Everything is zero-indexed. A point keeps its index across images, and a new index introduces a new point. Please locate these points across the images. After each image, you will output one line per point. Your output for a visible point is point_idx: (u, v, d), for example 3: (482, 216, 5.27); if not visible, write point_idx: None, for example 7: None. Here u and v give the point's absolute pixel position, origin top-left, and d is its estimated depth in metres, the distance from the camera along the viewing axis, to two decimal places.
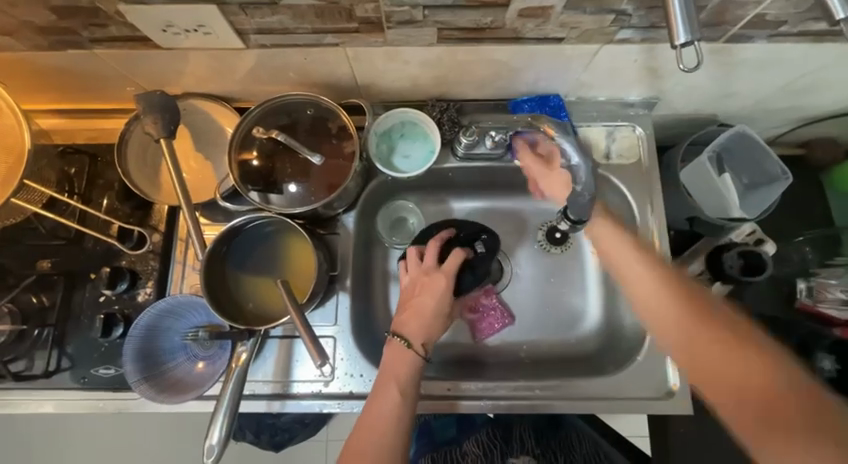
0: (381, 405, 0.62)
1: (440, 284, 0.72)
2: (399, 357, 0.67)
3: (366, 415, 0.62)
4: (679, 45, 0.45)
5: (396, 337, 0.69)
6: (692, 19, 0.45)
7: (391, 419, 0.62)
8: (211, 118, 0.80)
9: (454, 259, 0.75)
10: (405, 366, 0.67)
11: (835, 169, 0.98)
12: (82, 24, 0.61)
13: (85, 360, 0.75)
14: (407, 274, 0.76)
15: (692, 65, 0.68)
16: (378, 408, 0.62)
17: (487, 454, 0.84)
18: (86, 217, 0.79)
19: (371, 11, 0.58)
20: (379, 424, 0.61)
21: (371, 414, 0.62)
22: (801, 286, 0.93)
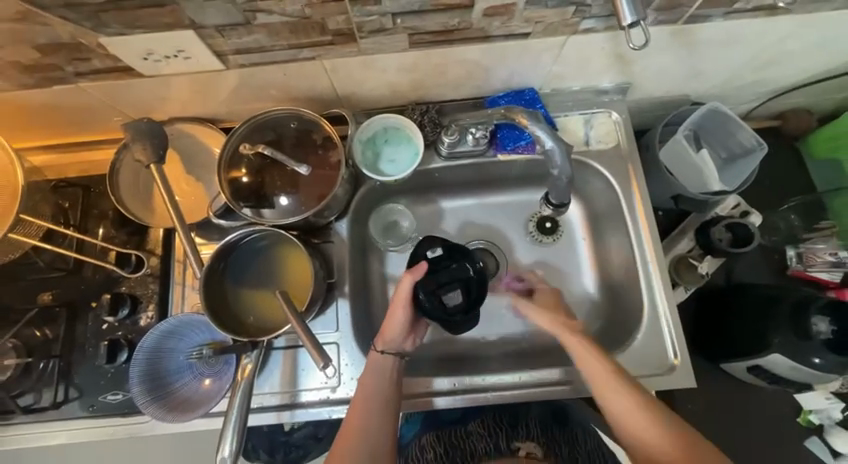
0: (364, 414, 0.69)
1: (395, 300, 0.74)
2: (377, 367, 0.72)
3: (350, 421, 0.69)
4: (627, 25, 0.51)
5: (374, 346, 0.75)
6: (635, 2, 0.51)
7: (376, 422, 0.69)
8: (199, 140, 0.82)
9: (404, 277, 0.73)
10: (386, 374, 0.72)
11: (810, 136, 1.00)
12: (66, 59, 0.63)
13: (92, 388, 0.76)
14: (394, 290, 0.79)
15: (640, 42, 0.70)
16: (361, 417, 0.69)
17: (492, 434, 0.79)
18: (83, 247, 0.80)
19: (342, 23, 0.60)
20: (363, 431, 0.68)
21: (353, 421, 0.69)
22: (791, 253, 0.97)
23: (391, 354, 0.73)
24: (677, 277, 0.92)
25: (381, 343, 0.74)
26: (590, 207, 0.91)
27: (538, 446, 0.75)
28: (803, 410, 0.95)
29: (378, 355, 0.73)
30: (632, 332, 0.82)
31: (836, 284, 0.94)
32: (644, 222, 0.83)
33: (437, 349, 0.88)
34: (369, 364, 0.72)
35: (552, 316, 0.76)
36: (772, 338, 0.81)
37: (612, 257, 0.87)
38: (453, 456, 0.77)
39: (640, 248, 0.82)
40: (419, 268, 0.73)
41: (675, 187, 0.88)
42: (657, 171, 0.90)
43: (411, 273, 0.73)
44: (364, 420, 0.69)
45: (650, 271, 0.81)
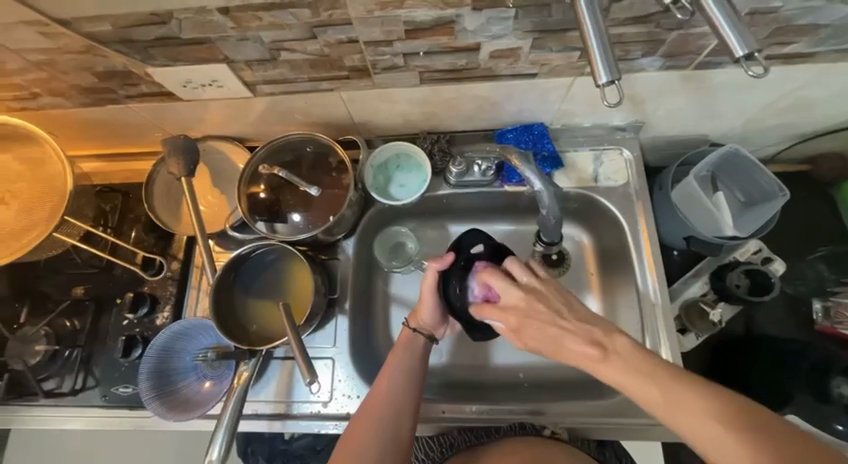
0: (390, 379, 0.70)
1: (426, 287, 0.74)
2: (407, 342, 0.75)
3: (378, 386, 0.70)
4: (601, 85, 0.43)
5: (407, 327, 0.76)
6: (611, 61, 0.43)
7: (401, 386, 0.70)
8: (226, 156, 0.89)
9: (430, 275, 0.73)
10: (416, 349, 0.74)
11: (843, 184, 0.94)
12: (118, 84, 0.72)
13: (107, 379, 0.82)
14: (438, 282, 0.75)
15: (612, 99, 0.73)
16: (389, 380, 0.70)
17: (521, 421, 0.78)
18: (116, 247, 0.88)
19: (358, 61, 0.66)
20: (390, 397, 0.69)
21: (380, 386, 0.70)
22: (816, 306, 0.89)
23: (423, 334, 0.76)
24: (688, 322, 0.88)
25: (415, 320, 0.76)
26: (598, 241, 0.90)
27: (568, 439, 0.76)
28: None
29: (411, 332, 0.76)
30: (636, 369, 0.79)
31: None
32: (651, 261, 0.81)
33: (433, 373, 0.89)
34: (401, 338, 0.75)
35: (543, 331, 0.62)
36: (793, 394, 0.82)
37: (618, 293, 0.86)
38: (478, 432, 0.78)
39: (644, 288, 0.80)
40: (446, 258, 0.72)
41: (686, 228, 0.85)
42: (670, 212, 0.87)
43: (436, 262, 0.73)
44: (399, 386, 0.70)
45: (655, 314, 0.79)
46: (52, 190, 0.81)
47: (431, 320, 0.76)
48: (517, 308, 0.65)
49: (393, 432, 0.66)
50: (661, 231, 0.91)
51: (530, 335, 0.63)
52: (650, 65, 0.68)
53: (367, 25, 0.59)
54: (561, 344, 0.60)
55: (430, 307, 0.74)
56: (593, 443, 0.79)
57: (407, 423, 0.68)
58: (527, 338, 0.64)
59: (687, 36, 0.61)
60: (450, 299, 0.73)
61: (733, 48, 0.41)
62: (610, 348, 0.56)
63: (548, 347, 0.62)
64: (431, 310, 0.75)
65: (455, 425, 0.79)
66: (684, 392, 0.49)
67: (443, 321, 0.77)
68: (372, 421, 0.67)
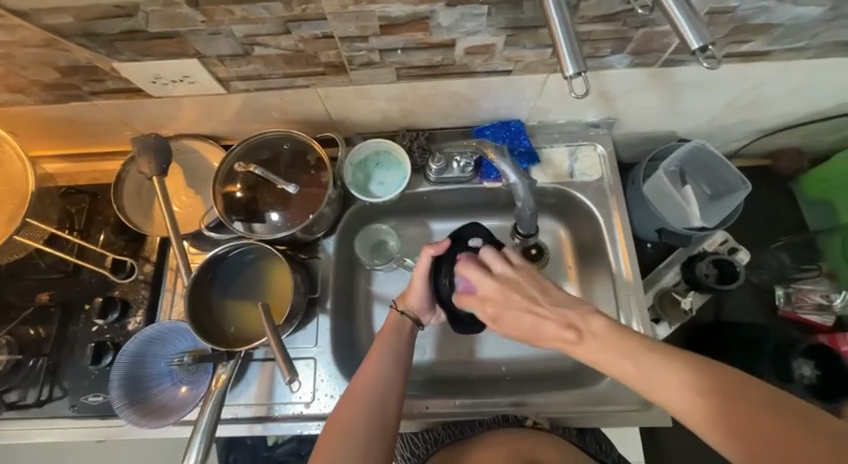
0: (379, 360, 0.70)
1: (420, 274, 0.74)
2: (396, 324, 0.75)
3: (366, 368, 0.70)
4: (569, 77, 0.45)
5: (396, 310, 0.76)
6: (578, 53, 0.44)
7: (389, 367, 0.70)
8: (201, 155, 0.87)
9: (425, 259, 0.73)
10: (405, 332, 0.74)
11: (803, 177, 0.99)
12: (83, 80, 0.69)
13: (76, 388, 0.78)
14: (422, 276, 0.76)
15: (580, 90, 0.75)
16: (378, 361, 0.70)
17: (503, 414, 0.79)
18: (84, 251, 0.85)
19: (333, 56, 0.65)
20: (379, 376, 0.68)
21: (368, 368, 0.69)
22: (779, 292, 0.94)
23: (410, 318, 0.76)
24: (661, 312, 0.91)
25: (403, 303, 0.76)
26: (576, 235, 0.92)
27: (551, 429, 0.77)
28: None
29: (399, 314, 0.76)
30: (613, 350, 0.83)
31: (829, 327, 0.91)
32: (625, 251, 0.84)
33: (417, 369, 0.89)
34: (389, 322, 0.75)
35: (519, 318, 0.63)
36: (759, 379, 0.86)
37: (594, 284, 0.88)
38: (462, 426, 0.78)
39: (618, 278, 0.83)
40: (444, 244, 0.73)
41: (657, 221, 0.88)
42: (642, 206, 0.90)
43: (433, 247, 0.73)
44: (388, 366, 0.70)
45: (629, 304, 0.82)
46: (12, 191, 0.77)
47: (419, 304, 0.76)
48: (495, 299, 0.65)
49: (380, 411, 0.65)
50: (635, 224, 0.94)
51: (508, 322, 0.64)
52: (619, 62, 0.70)
53: (342, 20, 0.59)
54: (536, 332, 0.62)
55: (420, 291, 0.75)
56: (574, 430, 0.80)
57: (394, 404, 0.67)
58: (507, 325, 0.64)
59: (652, 35, 0.64)
60: (439, 287, 0.73)
61: (689, 42, 0.43)
62: (584, 329, 0.58)
63: (529, 332, 0.62)
64: (420, 296, 0.75)
65: (440, 421, 0.80)
66: (662, 363, 0.51)
67: (429, 309, 0.77)
68: (360, 402, 0.66)
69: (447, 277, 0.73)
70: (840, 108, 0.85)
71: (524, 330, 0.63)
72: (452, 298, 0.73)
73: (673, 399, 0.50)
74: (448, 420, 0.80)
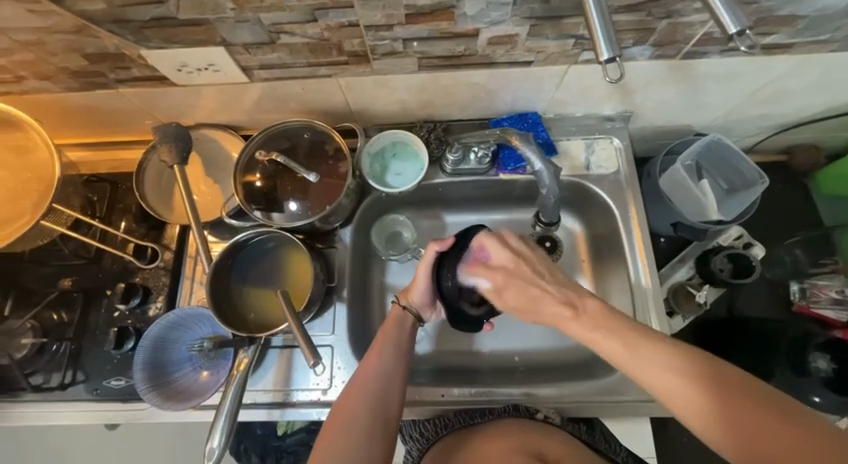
0: (381, 355, 0.71)
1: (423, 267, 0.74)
2: (396, 317, 0.75)
3: (363, 369, 0.70)
4: (603, 61, 0.45)
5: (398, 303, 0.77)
6: (613, 39, 0.45)
7: (392, 364, 0.71)
8: (220, 145, 0.88)
9: (429, 255, 0.73)
10: (405, 327, 0.75)
11: (818, 173, 0.99)
12: (109, 67, 0.70)
13: (98, 372, 0.80)
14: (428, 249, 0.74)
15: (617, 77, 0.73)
16: (380, 356, 0.71)
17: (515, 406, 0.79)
18: (106, 238, 0.86)
19: (357, 45, 0.66)
20: (380, 374, 0.70)
21: (368, 365, 0.70)
22: (794, 287, 0.93)
23: (412, 314, 0.77)
24: (675, 305, 0.92)
25: (405, 298, 0.77)
26: (590, 228, 0.92)
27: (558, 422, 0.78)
28: None
29: (400, 309, 0.76)
30: None
31: (842, 323, 0.90)
32: (641, 244, 0.84)
33: (430, 359, 0.90)
34: (390, 317, 0.76)
35: (528, 290, 0.63)
36: (770, 372, 0.83)
37: (609, 281, 0.88)
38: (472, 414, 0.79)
39: (634, 270, 0.83)
40: (449, 241, 0.73)
41: (673, 215, 0.89)
42: (658, 199, 0.90)
43: (437, 244, 0.73)
44: (390, 363, 0.71)
45: (644, 296, 0.82)
46: (37, 177, 0.78)
47: (422, 300, 0.77)
48: (505, 268, 0.66)
49: (381, 409, 0.67)
50: (650, 218, 0.94)
51: (515, 294, 0.64)
52: (641, 54, 0.70)
53: (369, 9, 0.59)
54: (538, 309, 0.62)
55: (423, 287, 0.76)
56: (583, 426, 0.81)
57: (395, 400, 0.69)
58: (508, 297, 0.64)
59: (675, 26, 0.64)
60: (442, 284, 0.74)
61: (727, 26, 0.43)
62: (580, 306, 0.60)
63: (530, 306, 0.63)
64: (422, 292, 0.76)
65: (451, 408, 0.81)
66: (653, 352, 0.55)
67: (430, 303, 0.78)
68: (360, 398, 0.67)
69: (450, 276, 0.72)
70: None
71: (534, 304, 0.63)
72: (454, 295, 0.73)
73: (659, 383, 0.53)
74: (457, 406, 0.80)
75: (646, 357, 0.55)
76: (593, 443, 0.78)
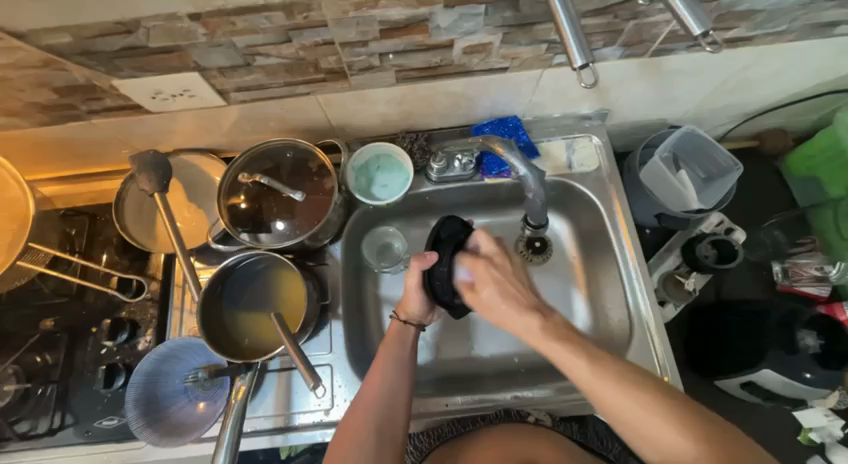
0: (383, 370, 0.71)
1: (411, 281, 0.74)
2: (399, 334, 0.75)
3: (369, 386, 0.70)
4: (578, 68, 0.46)
5: (396, 318, 0.77)
6: (585, 44, 0.46)
7: (395, 377, 0.70)
8: (201, 169, 0.86)
9: (414, 273, 0.74)
10: (408, 340, 0.75)
11: (788, 157, 1.02)
12: (81, 99, 0.69)
13: (89, 414, 0.77)
14: (411, 273, 0.74)
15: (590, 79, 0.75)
16: (383, 371, 0.70)
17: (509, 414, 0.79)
18: (88, 273, 0.84)
19: (334, 63, 0.66)
20: (385, 389, 0.69)
21: (372, 382, 0.70)
22: (776, 268, 0.97)
23: (414, 326, 0.77)
24: (666, 294, 0.94)
25: (403, 313, 0.77)
26: (577, 225, 0.94)
27: (552, 423, 0.79)
28: (803, 428, 0.92)
29: (401, 324, 0.76)
30: (626, 339, 0.83)
31: (824, 298, 0.94)
32: (628, 238, 0.85)
33: (431, 369, 0.89)
34: (391, 331, 0.76)
35: (501, 293, 0.69)
36: (765, 352, 0.79)
37: (601, 279, 0.90)
38: (465, 421, 0.80)
39: (624, 264, 0.85)
40: (429, 258, 0.73)
41: (657, 206, 0.91)
42: (640, 192, 0.92)
43: (417, 261, 0.74)
44: (394, 378, 0.70)
45: (636, 289, 0.83)
46: (11, 216, 0.75)
47: (419, 310, 0.77)
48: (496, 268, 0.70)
49: (387, 424, 0.67)
50: (634, 211, 0.96)
51: (489, 293, 0.69)
52: (611, 54, 0.72)
53: (343, 26, 0.60)
54: (508, 315, 0.68)
55: (418, 299, 0.75)
56: (574, 424, 0.82)
57: (400, 413, 0.68)
58: (485, 293, 0.69)
59: (642, 26, 0.67)
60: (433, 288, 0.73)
61: (691, 27, 0.45)
62: (548, 316, 0.67)
63: (499, 307, 0.68)
64: (418, 303, 0.76)
65: (445, 419, 0.81)
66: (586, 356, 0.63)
67: (428, 310, 0.78)
68: (367, 415, 0.67)
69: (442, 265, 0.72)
70: (820, 87, 0.89)
71: (512, 304, 0.68)
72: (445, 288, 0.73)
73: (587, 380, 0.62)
74: (455, 416, 0.81)
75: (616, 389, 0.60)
76: (586, 443, 0.79)
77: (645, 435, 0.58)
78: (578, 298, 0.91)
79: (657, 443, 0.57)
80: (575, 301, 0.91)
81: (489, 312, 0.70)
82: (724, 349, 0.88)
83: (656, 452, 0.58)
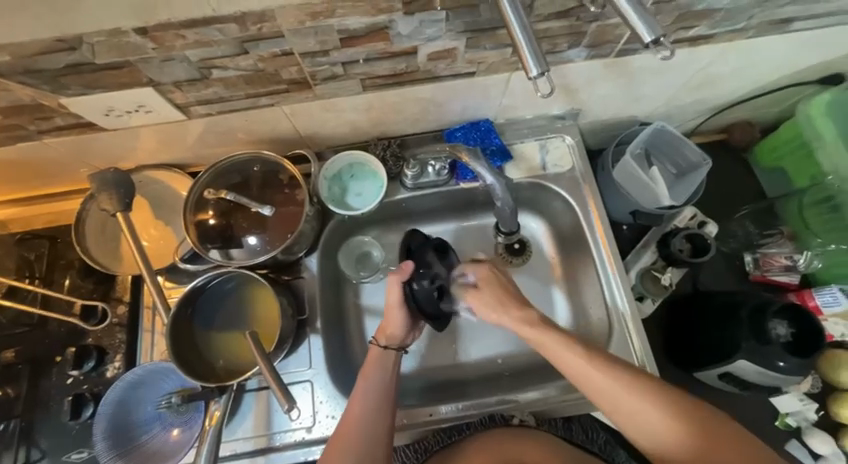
0: (369, 382, 0.70)
1: (394, 296, 0.72)
2: (379, 360, 0.72)
3: (349, 411, 0.67)
4: (533, 78, 0.46)
5: (374, 343, 0.73)
6: (540, 54, 0.46)
7: (381, 390, 0.69)
8: (166, 185, 0.83)
9: (395, 287, 0.72)
10: (391, 363, 0.72)
11: (756, 147, 1.04)
12: (28, 119, 0.65)
13: (56, 447, 0.74)
14: (392, 288, 0.73)
15: (546, 91, 0.79)
16: (368, 378, 0.70)
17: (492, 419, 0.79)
18: (49, 300, 0.80)
19: (296, 73, 0.64)
20: (369, 398, 0.68)
21: (356, 400, 0.68)
22: (748, 259, 0.99)
23: (394, 349, 0.73)
24: (644, 290, 0.95)
25: (383, 338, 0.74)
26: (555, 225, 0.94)
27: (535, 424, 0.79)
28: (780, 414, 0.94)
29: (382, 349, 0.73)
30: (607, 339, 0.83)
31: (796, 285, 0.97)
32: (604, 237, 0.85)
33: (416, 378, 0.88)
34: (370, 359, 0.72)
35: (498, 293, 0.72)
36: (740, 343, 0.80)
37: (580, 278, 0.90)
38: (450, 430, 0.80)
39: (602, 262, 0.85)
40: (407, 267, 0.72)
41: (629, 203, 0.92)
42: (615, 190, 0.93)
43: (396, 272, 0.72)
44: (377, 389, 0.69)
45: (614, 287, 0.83)
46: None
47: (398, 332, 0.74)
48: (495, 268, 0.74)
49: (371, 431, 0.66)
50: (610, 209, 0.97)
51: (486, 290, 0.72)
52: (577, 56, 0.73)
53: (300, 36, 0.58)
54: (497, 309, 0.71)
55: (397, 319, 0.73)
56: (559, 421, 0.82)
57: (383, 430, 0.67)
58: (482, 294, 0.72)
59: (603, 28, 0.67)
60: (416, 302, 0.73)
61: (642, 34, 0.45)
62: (534, 315, 0.69)
63: (495, 308, 0.71)
64: (398, 323, 0.73)
65: (428, 431, 0.80)
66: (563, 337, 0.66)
67: (411, 328, 0.75)
68: (348, 438, 0.65)
69: (419, 282, 0.72)
70: (781, 81, 0.91)
71: (504, 300, 0.71)
72: (428, 298, 0.72)
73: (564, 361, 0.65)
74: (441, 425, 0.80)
75: (611, 383, 0.62)
76: (570, 438, 0.80)
77: (617, 407, 0.62)
78: (560, 299, 0.91)
79: (632, 414, 0.61)
80: (557, 305, 0.91)
81: (484, 309, 0.72)
82: (700, 344, 0.89)
83: (631, 420, 0.61)
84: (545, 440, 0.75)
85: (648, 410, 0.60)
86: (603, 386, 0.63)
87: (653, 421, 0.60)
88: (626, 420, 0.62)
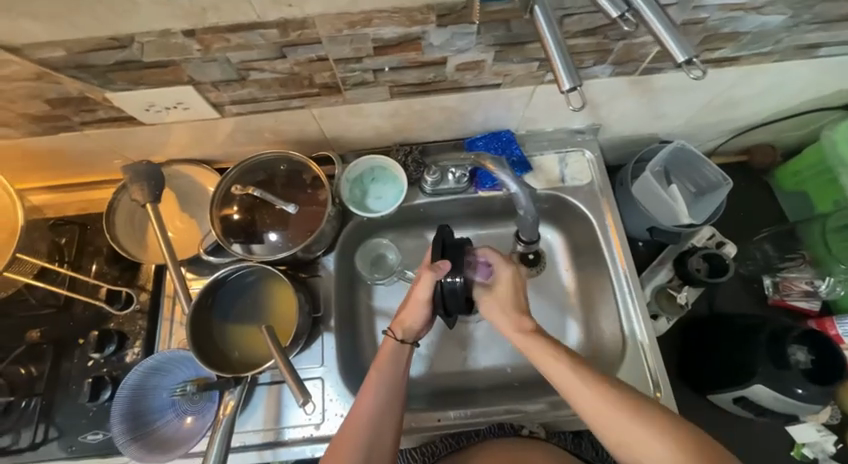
0: (380, 375, 0.70)
1: (423, 293, 0.71)
2: (393, 354, 0.73)
3: (355, 409, 0.68)
4: (566, 91, 0.47)
5: (390, 334, 0.74)
6: (574, 70, 0.47)
7: (391, 386, 0.69)
8: (193, 180, 0.86)
9: (426, 285, 0.71)
10: (403, 356, 0.73)
11: (777, 170, 1.03)
12: (73, 110, 0.69)
13: (74, 427, 0.76)
14: (422, 284, 0.71)
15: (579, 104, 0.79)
16: (378, 372, 0.71)
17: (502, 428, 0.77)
18: (76, 284, 0.83)
19: (328, 78, 0.67)
20: (377, 392, 0.68)
21: (363, 399, 0.68)
22: (767, 282, 0.98)
23: (409, 342, 0.74)
24: (658, 308, 0.94)
25: (399, 330, 0.74)
26: (570, 238, 0.94)
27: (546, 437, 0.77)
28: (796, 443, 0.92)
29: (397, 342, 0.73)
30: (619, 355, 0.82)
31: (816, 312, 0.96)
32: (620, 252, 0.85)
33: (425, 383, 0.88)
34: (384, 351, 0.73)
35: (505, 299, 0.75)
36: (756, 367, 0.79)
37: (594, 291, 0.90)
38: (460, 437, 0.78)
39: (617, 277, 0.85)
40: (443, 268, 0.70)
41: (647, 220, 0.92)
42: (633, 205, 0.93)
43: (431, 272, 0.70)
44: (387, 385, 0.69)
45: (628, 303, 0.83)
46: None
47: (415, 326, 0.74)
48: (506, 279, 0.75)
49: (376, 432, 0.66)
50: (627, 224, 0.97)
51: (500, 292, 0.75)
52: (602, 72, 0.74)
53: (336, 43, 0.61)
54: (505, 313, 0.74)
55: (417, 315, 0.73)
56: (569, 435, 0.80)
57: (391, 429, 0.67)
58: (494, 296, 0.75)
59: (629, 47, 0.68)
60: (441, 304, 0.71)
61: (675, 55, 0.46)
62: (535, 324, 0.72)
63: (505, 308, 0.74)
64: (417, 318, 0.74)
65: (437, 434, 0.79)
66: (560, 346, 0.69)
67: (427, 322, 0.75)
68: (355, 435, 0.65)
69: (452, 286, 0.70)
70: (805, 105, 0.91)
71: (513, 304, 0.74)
72: (457, 301, 0.71)
73: (554, 372, 0.67)
74: (449, 431, 0.80)
75: (612, 404, 0.62)
76: (579, 454, 0.78)
77: (602, 422, 0.62)
78: (571, 312, 0.91)
79: (618, 431, 0.61)
80: (568, 316, 0.91)
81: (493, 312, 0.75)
82: (714, 366, 0.88)
83: (619, 436, 0.61)
84: (552, 453, 0.75)
85: (642, 431, 0.59)
86: (591, 396, 0.63)
87: (641, 440, 0.59)
88: (614, 435, 0.61)
